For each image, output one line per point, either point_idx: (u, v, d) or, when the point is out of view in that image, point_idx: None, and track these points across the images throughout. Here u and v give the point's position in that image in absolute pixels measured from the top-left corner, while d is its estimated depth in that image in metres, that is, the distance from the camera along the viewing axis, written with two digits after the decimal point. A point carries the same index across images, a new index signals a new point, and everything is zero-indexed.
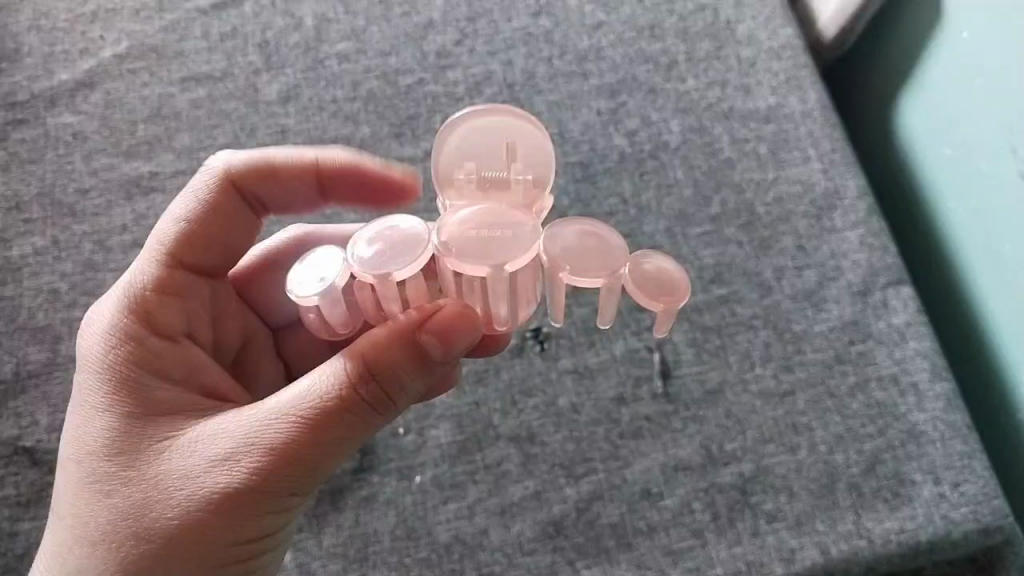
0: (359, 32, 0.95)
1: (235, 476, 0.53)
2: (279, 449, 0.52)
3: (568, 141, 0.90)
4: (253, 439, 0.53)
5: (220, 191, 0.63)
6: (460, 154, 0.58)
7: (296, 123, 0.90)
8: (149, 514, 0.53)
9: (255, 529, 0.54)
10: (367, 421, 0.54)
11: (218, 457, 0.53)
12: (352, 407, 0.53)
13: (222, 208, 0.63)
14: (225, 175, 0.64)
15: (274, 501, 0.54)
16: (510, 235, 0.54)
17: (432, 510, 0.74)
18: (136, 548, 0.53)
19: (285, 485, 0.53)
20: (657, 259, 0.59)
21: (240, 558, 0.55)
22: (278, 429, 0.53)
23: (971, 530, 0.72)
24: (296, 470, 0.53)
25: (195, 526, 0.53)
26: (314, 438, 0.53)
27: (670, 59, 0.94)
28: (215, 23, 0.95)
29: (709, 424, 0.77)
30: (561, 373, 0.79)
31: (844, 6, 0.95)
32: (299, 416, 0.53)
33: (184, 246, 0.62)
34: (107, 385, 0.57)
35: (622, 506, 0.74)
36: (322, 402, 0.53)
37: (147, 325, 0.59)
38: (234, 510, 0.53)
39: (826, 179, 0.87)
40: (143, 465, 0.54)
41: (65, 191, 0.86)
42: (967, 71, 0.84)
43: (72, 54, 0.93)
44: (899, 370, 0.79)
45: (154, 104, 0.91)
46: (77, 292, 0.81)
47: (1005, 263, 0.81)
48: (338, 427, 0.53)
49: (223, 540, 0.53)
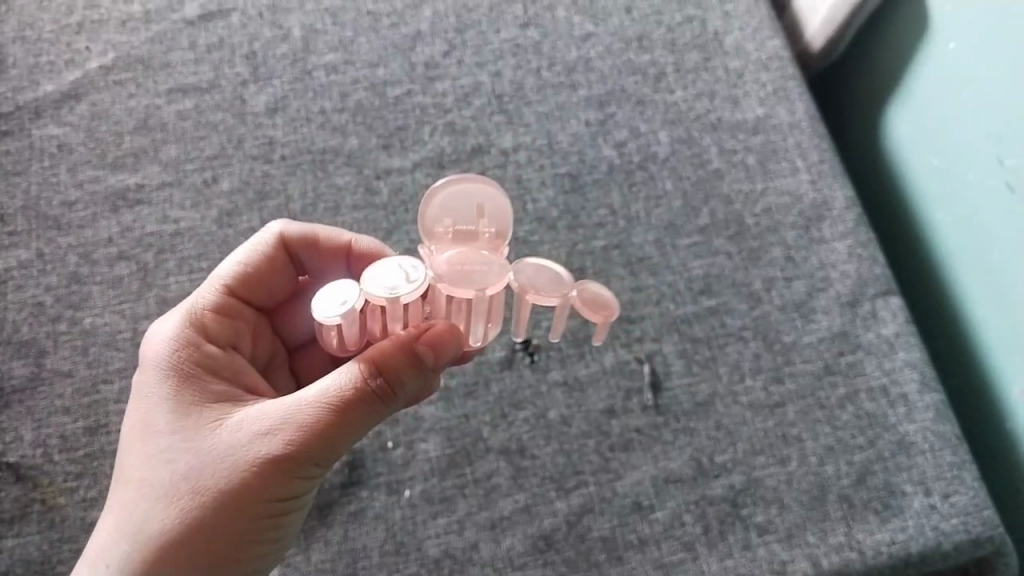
0: (346, 43, 0.95)
1: (272, 450, 0.55)
2: (313, 426, 0.55)
3: (557, 152, 0.89)
4: (291, 418, 0.55)
5: (275, 251, 0.69)
6: (440, 210, 0.59)
7: (283, 135, 0.89)
8: (191, 486, 0.55)
9: (287, 499, 0.57)
10: (392, 402, 0.57)
11: (258, 432, 0.56)
12: (380, 390, 0.55)
13: (273, 264, 0.69)
14: (280, 238, 0.69)
15: (307, 473, 0.56)
16: (485, 269, 0.56)
17: (421, 524, 0.73)
18: (178, 515, 0.55)
19: (318, 457, 0.56)
20: (595, 283, 0.62)
21: (272, 525, 0.57)
22: (312, 408, 0.55)
23: (962, 542, 0.72)
24: (325, 444, 0.55)
25: (233, 497, 0.55)
26: (344, 416, 0.55)
27: (658, 70, 0.94)
28: (202, 34, 0.95)
29: (700, 437, 0.77)
30: (551, 385, 0.79)
31: (832, 15, 0.95)
32: (329, 398, 0.55)
33: (242, 285, 0.67)
34: (165, 377, 0.60)
35: (613, 519, 0.74)
36: (345, 389, 0.55)
37: (203, 336, 0.63)
38: (270, 482, 0.55)
39: (814, 191, 0.87)
40: (189, 441, 0.57)
41: (50, 203, 0.85)
42: (954, 80, 0.84)
43: (57, 65, 0.92)
44: (889, 381, 0.79)
45: (141, 116, 0.90)
46: (62, 305, 0.81)
47: (995, 272, 0.81)
48: (368, 407, 0.56)
49: (259, 508, 0.55)
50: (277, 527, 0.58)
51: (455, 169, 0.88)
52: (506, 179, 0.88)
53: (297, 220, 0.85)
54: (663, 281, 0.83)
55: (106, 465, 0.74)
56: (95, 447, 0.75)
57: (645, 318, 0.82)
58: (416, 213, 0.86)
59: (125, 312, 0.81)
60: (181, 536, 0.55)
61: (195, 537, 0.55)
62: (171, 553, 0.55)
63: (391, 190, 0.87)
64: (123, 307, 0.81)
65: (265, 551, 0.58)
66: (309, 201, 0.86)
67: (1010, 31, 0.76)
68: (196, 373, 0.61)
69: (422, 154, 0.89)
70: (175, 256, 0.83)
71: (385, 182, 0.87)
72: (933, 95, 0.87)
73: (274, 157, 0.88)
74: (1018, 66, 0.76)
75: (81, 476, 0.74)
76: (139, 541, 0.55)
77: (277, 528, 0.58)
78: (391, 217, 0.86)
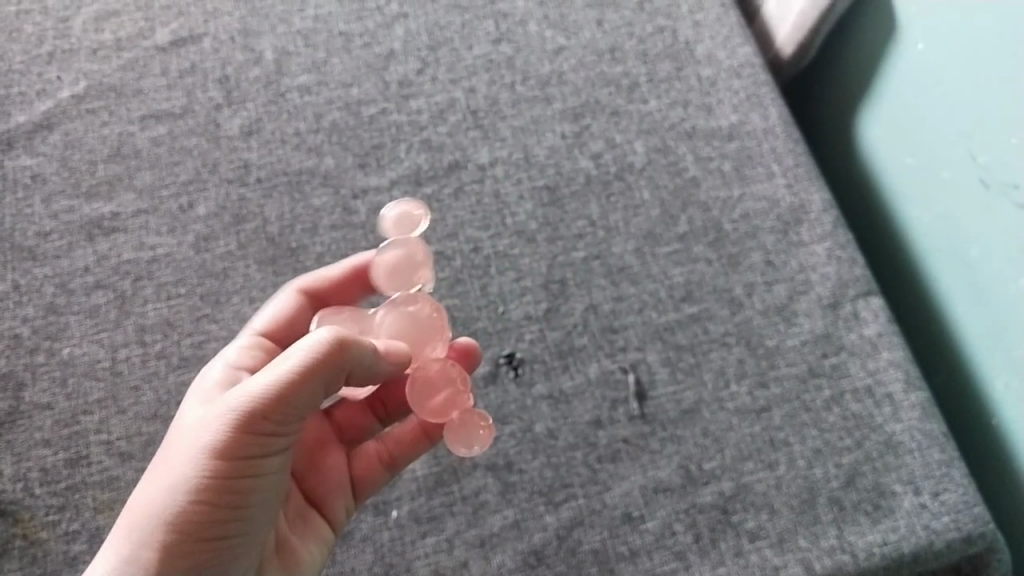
0: (319, 65, 0.94)
1: (225, 415, 0.55)
2: (260, 390, 0.55)
3: (534, 165, 0.89)
4: (243, 386, 0.56)
5: (297, 308, 0.70)
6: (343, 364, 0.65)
7: (259, 158, 0.89)
8: (163, 464, 0.56)
9: (247, 472, 0.56)
10: (339, 365, 0.58)
11: (217, 404, 0.57)
12: (321, 352, 0.57)
13: (300, 314, 0.70)
14: (301, 293, 0.71)
15: (262, 441, 0.56)
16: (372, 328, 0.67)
17: (410, 545, 0.72)
18: (149, 495, 0.55)
19: (269, 421, 0.56)
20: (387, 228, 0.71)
21: (235, 504, 0.56)
22: (260, 376, 0.56)
23: (954, 540, 0.72)
24: (274, 406, 0.56)
25: (194, 469, 0.55)
26: (288, 376, 0.56)
27: (631, 81, 0.94)
28: (174, 60, 0.94)
29: (687, 444, 0.77)
30: (536, 399, 0.78)
31: (802, 21, 0.95)
32: (276, 365, 0.56)
33: (281, 331, 0.70)
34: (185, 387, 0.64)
35: (604, 531, 0.73)
36: (296, 355, 0.56)
37: (239, 364, 0.65)
38: (225, 449, 0.55)
39: (791, 195, 0.87)
40: (176, 431, 0.59)
41: (25, 234, 0.85)
42: (944, 73, 0.82)
43: (28, 96, 0.92)
44: (874, 381, 0.79)
45: (114, 144, 0.89)
46: (40, 337, 0.80)
47: (995, 274, 0.79)
48: (310, 365, 0.56)
49: (218, 479, 0.55)
50: (242, 510, 0.56)
51: (433, 185, 0.88)
52: (484, 195, 0.88)
53: (275, 242, 0.85)
54: (646, 290, 0.83)
55: (87, 497, 0.73)
56: (76, 480, 0.74)
57: (629, 328, 0.81)
58: None
59: (103, 342, 0.80)
60: (149, 515, 0.55)
61: (161, 513, 0.54)
62: (140, 533, 0.54)
63: (369, 210, 0.87)
64: (101, 336, 0.80)
65: (233, 538, 0.56)
66: (286, 222, 0.86)
67: (1002, 22, 0.74)
68: (212, 377, 0.64)
69: (399, 172, 0.89)
70: (153, 283, 0.82)
71: (363, 201, 0.87)
72: (925, 90, 0.85)
73: (250, 180, 0.88)
74: (998, 64, 0.76)
75: (63, 509, 0.73)
76: (118, 527, 0.55)
77: (243, 510, 0.56)
78: (370, 236, 0.85)
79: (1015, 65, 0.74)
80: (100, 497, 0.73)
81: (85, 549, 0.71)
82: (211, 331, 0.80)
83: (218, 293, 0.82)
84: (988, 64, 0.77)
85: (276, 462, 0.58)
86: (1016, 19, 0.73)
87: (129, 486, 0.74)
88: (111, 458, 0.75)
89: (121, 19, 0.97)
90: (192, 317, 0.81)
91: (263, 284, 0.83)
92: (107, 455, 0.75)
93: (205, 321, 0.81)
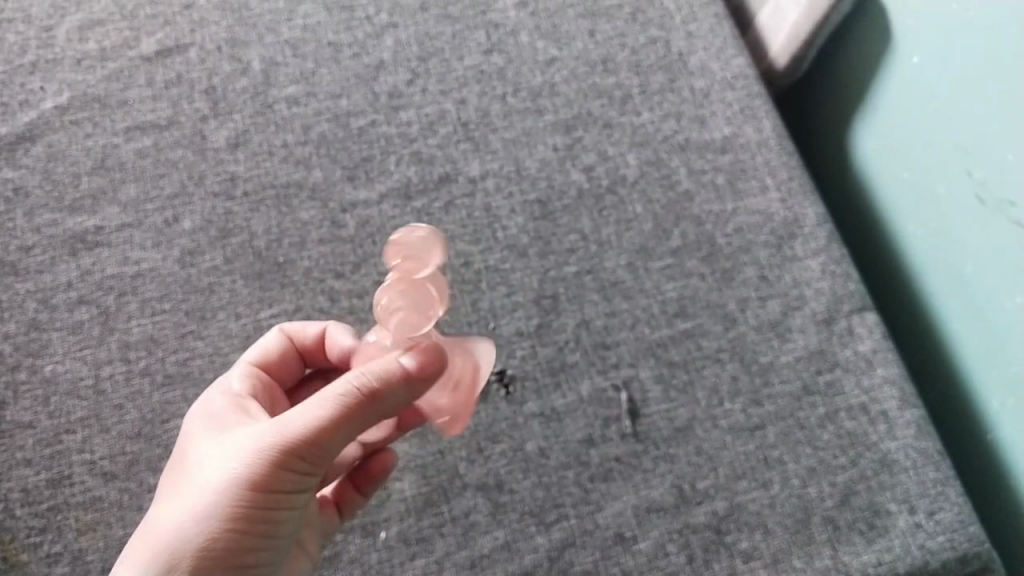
0: (308, 75, 0.93)
1: (262, 447, 0.55)
2: (302, 426, 0.55)
3: (525, 178, 0.88)
4: (281, 421, 0.56)
5: (282, 349, 0.72)
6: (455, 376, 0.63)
7: (246, 170, 0.88)
8: (191, 488, 0.56)
9: (276, 505, 0.56)
10: (381, 409, 0.56)
11: (253, 434, 0.56)
12: (362, 395, 0.55)
13: (286, 356, 0.72)
14: (285, 335, 0.72)
15: (296, 477, 0.56)
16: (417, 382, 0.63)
17: (398, 567, 0.71)
18: (175, 519, 0.55)
19: (305, 460, 0.55)
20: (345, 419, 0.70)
21: (262, 533, 0.56)
22: (300, 413, 0.55)
23: (949, 559, 0.72)
24: (312, 447, 0.55)
25: (226, 498, 0.55)
26: (327, 419, 0.55)
27: (624, 93, 0.93)
28: (160, 71, 0.93)
29: (681, 463, 0.76)
30: (527, 417, 0.77)
31: (796, 31, 0.94)
32: (317, 399, 0.55)
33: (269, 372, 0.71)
34: (198, 411, 0.64)
35: (596, 553, 0.72)
36: (340, 400, 0.55)
37: (242, 397, 0.66)
38: (256, 482, 0.55)
39: (784, 209, 0.87)
40: (204, 451, 0.58)
41: (7, 249, 0.83)
42: (942, 78, 0.81)
43: (10, 106, 0.90)
44: (868, 399, 0.78)
45: (97, 156, 0.88)
46: (22, 353, 0.79)
47: (991, 289, 0.78)
48: (352, 409, 0.55)
49: (249, 508, 0.55)
50: (266, 543, 0.56)
51: (423, 199, 0.87)
52: (474, 208, 0.87)
53: (262, 256, 0.83)
54: (638, 305, 0.82)
55: (69, 518, 0.72)
56: (58, 500, 0.72)
57: (621, 344, 0.80)
58: (383, 245, 0.84)
59: (86, 359, 0.78)
60: (177, 538, 0.54)
61: (189, 538, 0.54)
62: (164, 556, 0.54)
63: (358, 223, 0.85)
64: (84, 353, 0.78)
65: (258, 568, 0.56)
66: (273, 236, 0.84)
67: (999, 28, 0.73)
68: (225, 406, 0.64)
69: (389, 184, 0.87)
70: (137, 298, 0.81)
71: (352, 215, 0.86)
72: (923, 97, 0.84)
73: (236, 193, 0.86)
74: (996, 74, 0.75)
75: (44, 532, 0.71)
76: (143, 544, 0.55)
77: (269, 537, 0.56)
78: (359, 250, 0.84)
79: (1015, 71, 0.73)
80: (83, 518, 0.72)
81: (66, 572, 0.70)
82: (196, 348, 0.79)
83: (203, 309, 0.81)
84: (987, 75, 0.76)
85: (304, 497, 0.58)
86: (1014, 28, 0.72)
87: (113, 507, 0.72)
88: (93, 478, 0.73)
89: (106, 28, 0.95)
90: (177, 333, 0.80)
91: (250, 299, 0.81)
92: (90, 475, 0.74)
93: (191, 337, 0.79)
